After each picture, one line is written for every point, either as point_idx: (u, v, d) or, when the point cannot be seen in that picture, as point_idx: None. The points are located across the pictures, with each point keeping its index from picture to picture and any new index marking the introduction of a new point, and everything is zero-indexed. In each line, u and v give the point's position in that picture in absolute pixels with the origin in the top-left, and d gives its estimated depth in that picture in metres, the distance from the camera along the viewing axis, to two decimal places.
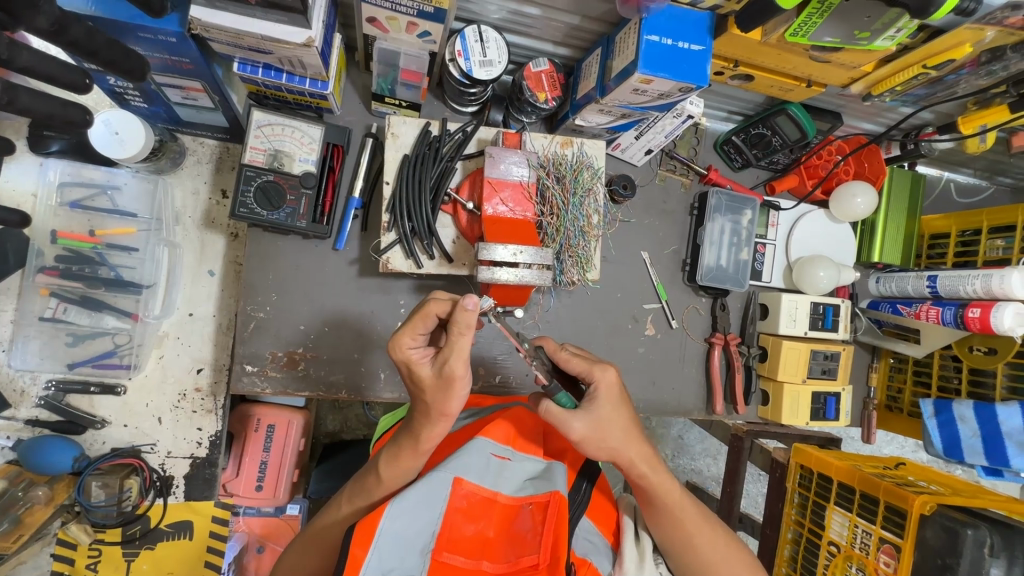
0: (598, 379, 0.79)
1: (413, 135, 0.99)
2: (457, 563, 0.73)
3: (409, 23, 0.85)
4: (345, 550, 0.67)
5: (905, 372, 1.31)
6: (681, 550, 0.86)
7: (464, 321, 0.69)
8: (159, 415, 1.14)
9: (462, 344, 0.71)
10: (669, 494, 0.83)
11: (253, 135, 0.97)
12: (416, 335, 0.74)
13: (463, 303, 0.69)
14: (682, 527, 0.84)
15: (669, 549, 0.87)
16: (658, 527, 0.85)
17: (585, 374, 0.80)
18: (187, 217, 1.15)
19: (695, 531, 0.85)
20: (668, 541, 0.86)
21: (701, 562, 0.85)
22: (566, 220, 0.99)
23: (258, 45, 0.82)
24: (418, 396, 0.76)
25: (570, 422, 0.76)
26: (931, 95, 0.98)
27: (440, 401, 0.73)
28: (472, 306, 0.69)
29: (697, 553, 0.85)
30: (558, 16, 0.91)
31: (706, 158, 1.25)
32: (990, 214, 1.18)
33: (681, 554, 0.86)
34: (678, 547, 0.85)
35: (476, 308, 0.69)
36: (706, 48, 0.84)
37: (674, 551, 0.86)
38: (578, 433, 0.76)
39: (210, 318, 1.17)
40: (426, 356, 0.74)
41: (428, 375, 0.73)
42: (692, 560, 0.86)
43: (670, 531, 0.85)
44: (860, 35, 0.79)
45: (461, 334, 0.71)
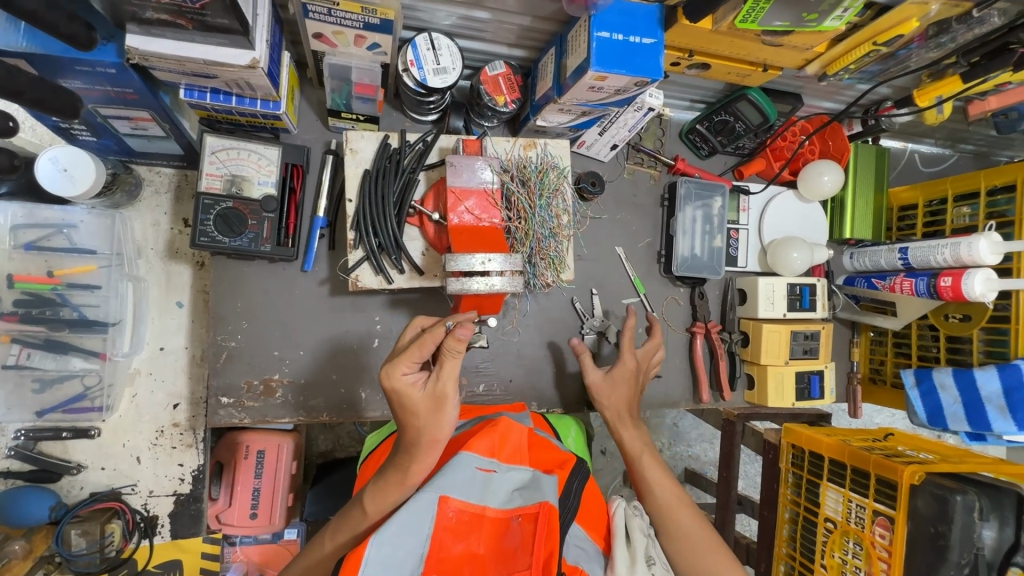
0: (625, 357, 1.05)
1: (372, 149, 0.97)
2: None
3: (357, 37, 0.84)
4: None
5: (885, 345, 1.32)
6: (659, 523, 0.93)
7: (454, 347, 0.72)
8: (138, 455, 1.13)
9: (453, 367, 0.74)
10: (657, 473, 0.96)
11: (208, 161, 0.94)
12: (413, 362, 0.74)
13: (457, 332, 0.71)
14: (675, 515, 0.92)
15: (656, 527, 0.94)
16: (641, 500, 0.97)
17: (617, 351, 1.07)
18: (149, 250, 1.13)
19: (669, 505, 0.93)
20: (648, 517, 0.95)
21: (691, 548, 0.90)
22: (534, 223, 0.97)
23: (200, 69, 0.80)
24: (408, 424, 0.76)
25: (591, 371, 1.05)
26: (884, 72, 0.98)
27: (432, 426, 0.75)
28: (464, 335, 0.71)
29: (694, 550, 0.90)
30: (510, 18, 0.90)
31: (673, 149, 1.25)
32: (954, 183, 1.19)
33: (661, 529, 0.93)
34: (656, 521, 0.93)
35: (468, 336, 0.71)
36: (658, 41, 0.82)
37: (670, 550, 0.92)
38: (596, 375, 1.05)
39: (182, 351, 1.15)
40: (421, 381, 0.75)
41: (419, 399, 0.74)
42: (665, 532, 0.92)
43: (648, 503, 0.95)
44: (809, 16, 0.79)
45: (452, 357, 0.73)
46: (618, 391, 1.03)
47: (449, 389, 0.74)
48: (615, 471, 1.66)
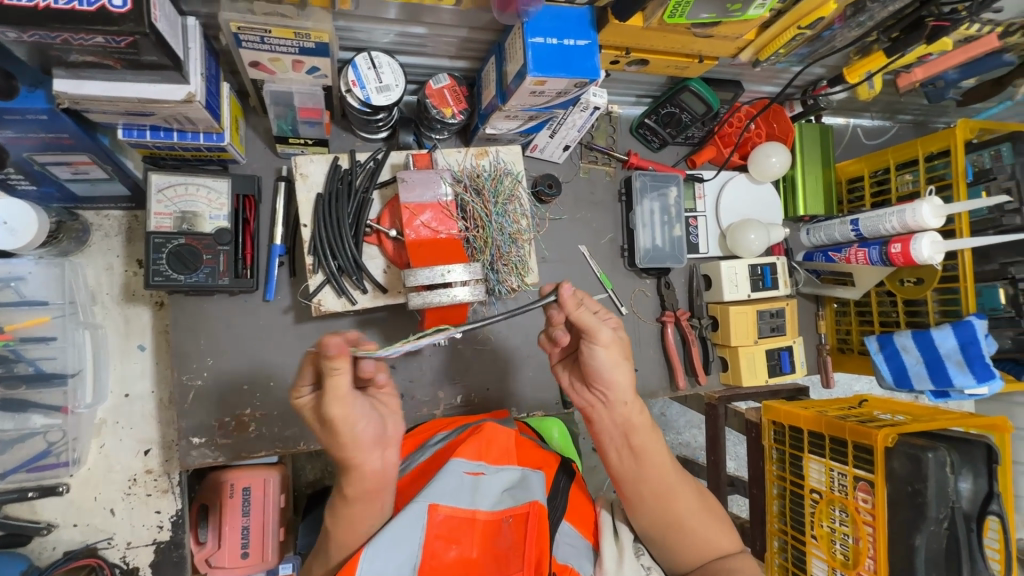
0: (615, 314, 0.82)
1: (322, 172, 0.96)
2: None
3: (295, 62, 0.84)
4: None
5: (849, 314, 1.36)
6: (657, 496, 0.82)
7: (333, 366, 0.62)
8: (112, 506, 1.10)
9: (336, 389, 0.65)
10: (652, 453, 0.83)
11: (155, 201, 0.93)
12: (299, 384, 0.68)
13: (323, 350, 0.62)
14: (671, 489, 0.83)
15: (649, 506, 0.83)
16: (635, 481, 0.83)
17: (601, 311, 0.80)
18: (104, 295, 1.10)
19: (668, 477, 0.83)
20: (648, 495, 0.82)
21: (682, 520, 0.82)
22: (492, 230, 0.97)
23: (136, 108, 0.79)
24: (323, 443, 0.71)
25: (600, 329, 0.75)
26: (813, 53, 1.02)
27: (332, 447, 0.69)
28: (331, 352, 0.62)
29: (694, 527, 0.83)
30: (447, 31, 0.91)
31: (624, 144, 1.28)
32: (894, 153, 1.24)
33: (658, 505, 0.82)
34: (657, 500, 0.82)
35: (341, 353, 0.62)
36: (592, 42, 0.84)
37: (666, 538, 0.83)
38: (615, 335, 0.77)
39: (148, 395, 1.12)
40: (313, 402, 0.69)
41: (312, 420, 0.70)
42: (664, 507, 0.82)
43: (644, 479, 0.82)
44: (733, 7, 0.82)
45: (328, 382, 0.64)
46: (620, 359, 0.78)
47: (335, 418, 0.69)
48: None
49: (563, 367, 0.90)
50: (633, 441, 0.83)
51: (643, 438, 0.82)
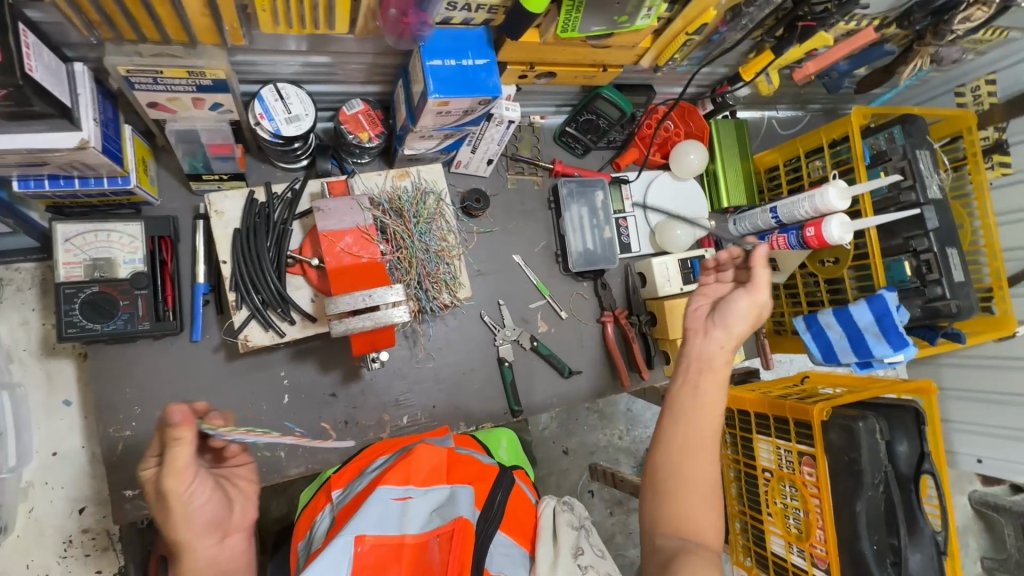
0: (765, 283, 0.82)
1: (239, 207, 0.95)
2: None
3: (195, 100, 0.83)
4: None
5: (780, 297, 1.43)
6: (676, 452, 0.76)
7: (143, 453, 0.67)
8: (47, 572, 1.04)
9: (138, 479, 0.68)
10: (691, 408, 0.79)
11: (63, 250, 0.90)
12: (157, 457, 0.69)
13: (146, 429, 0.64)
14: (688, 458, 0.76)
15: (664, 454, 0.77)
16: (674, 422, 0.78)
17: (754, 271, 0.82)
18: (22, 351, 1.05)
19: (697, 448, 0.76)
20: (671, 444, 0.77)
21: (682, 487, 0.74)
22: (416, 250, 0.99)
23: (27, 159, 0.77)
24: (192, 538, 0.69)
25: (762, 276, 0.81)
26: (710, 55, 1.08)
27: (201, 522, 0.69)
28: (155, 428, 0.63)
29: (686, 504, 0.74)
30: (352, 58, 0.92)
31: (549, 152, 1.31)
32: (802, 141, 1.31)
33: (671, 455, 0.76)
34: (676, 451, 0.76)
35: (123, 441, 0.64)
36: (491, 61, 0.87)
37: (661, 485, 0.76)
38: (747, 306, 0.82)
39: (79, 451, 1.07)
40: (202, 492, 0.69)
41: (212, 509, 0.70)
42: (671, 460, 0.76)
43: (680, 426, 0.78)
44: (620, 19, 0.85)
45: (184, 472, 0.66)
46: (753, 316, 0.82)
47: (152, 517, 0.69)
48: (580, 467, 1.67)
49: (701, 294, 0.88)
50: (702, 379, 0.80)
51: (710, 384, 0.79)
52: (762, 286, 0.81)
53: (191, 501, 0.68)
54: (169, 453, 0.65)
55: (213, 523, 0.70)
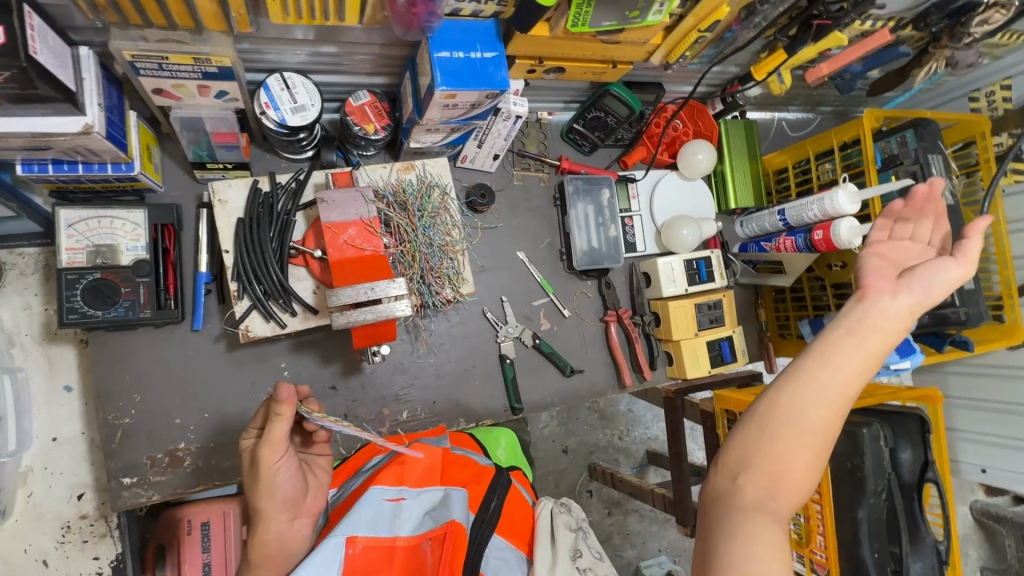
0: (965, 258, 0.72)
1: (242, 196, 0.94)
2: None
3: (200, 87, 0.83)
4: None
5: (786, 300, 1.42)
6: (791, 421, 0.64)
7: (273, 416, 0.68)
8: (44, 557, 1.05)
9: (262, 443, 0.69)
10: (826, 373, 0.66)
11: (65, 236, 0.90)
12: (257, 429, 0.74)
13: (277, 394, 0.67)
14: (804, 428, 0.63)
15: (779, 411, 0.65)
16: (800, 388, 0.65)
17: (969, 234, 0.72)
18: (23, 336, 1.05)
19: (817, 420, 0.64)
20: (794, 405, 0.64)
21: (785, 449, 0.63)
22: (418, 244, 0.98)
23: (29, 143, 0.76)
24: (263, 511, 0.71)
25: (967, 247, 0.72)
26: (722, 53, 1.07)
27: (263, 499, 0.70)
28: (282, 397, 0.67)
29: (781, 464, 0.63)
30: (359, 49, 0.91)
31: (556, 149, 1.29)
32: (812, 143, 1.30)
33: (786, 414, 0.64)
34: (795, 414, 0.64)
35: (287, 398, 0.67)
36: (500, 54, 0.85)
37: (766, 429, 0.64)
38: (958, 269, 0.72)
39: (78, 438, 1.07)
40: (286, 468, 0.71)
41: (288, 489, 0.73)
42: (786, 419, 0.64)
43: (811, 392, 0.64)
44: (631, 14, 0.84)
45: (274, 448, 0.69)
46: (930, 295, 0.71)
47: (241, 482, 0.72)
48: (580, 466, 1.66)
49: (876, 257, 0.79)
50: (849, 345, 0.67)
51: (859, 356, 0.66)
52: (971, 257, 0.72)
53: (275, 477, 0.70)
54: (267, 427, 0.69)
55: (291, 501, 0.72)
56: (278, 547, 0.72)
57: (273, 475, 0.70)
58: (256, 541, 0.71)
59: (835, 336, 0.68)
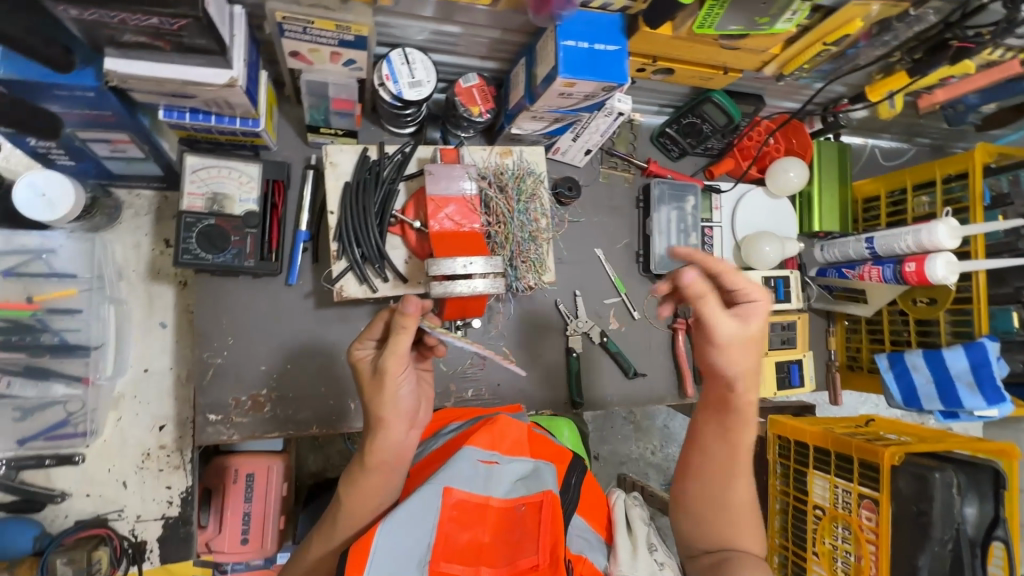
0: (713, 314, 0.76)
1: (351, 162, 0.99)
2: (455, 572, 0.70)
3: (333, 54, 0.87)
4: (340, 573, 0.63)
5: (860, 332, 1.37)
6: (720, 494, 0.85)
7: (402, 323, 0.70)
8: (124, 479, 1.12)
9: (393, 345, 0.71)
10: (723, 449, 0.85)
11: (188, 181, 0.96)
12: (367, 340, 0.77)
13: (403, 306, 0.69)
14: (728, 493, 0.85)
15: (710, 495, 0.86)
16: (712, 468, 0.86)
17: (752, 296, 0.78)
18: (130, 271, 1.12)
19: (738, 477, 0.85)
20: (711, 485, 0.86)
21: (729, 518, 0.85)
22: (513, 227, 1.01)
23: (179, 90, 0.82)
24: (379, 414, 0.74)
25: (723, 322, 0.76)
26: (836, 70, 1.05)
27: (376, 404, 0.74)
28: (410, 310, 0.69)
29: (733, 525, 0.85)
30: (480, 31, 0.94)
31: (645, 152, 1.29)
32: (911, 174, 1.25)
33: (712, 492, 0.86)
34: (718, 487, 0.85)
35: (415, 311, 0.69)
36: (622, 48, 0.87)
37: (706, 506, 0.86)
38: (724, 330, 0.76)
39: (167, 372, 1.14)
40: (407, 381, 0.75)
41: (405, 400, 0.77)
42: (716, 493, 0.85)
43: (721, 463, 0.85)
44: (760, 20, 0.84)
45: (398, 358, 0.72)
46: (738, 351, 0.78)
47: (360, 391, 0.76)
48: (607, 476, 1.64)
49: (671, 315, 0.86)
50: (731, 422, 0.84)
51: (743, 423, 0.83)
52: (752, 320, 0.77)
53: (397, 389, 0.74)
54: (392, 338, 0.72)
55: (410, 412, 0.76)
56: (396, 452, 0.77)
57: (397, 389, 0.73)
58: (375, 448, 0.75)
59: (709, 414, 0.85)
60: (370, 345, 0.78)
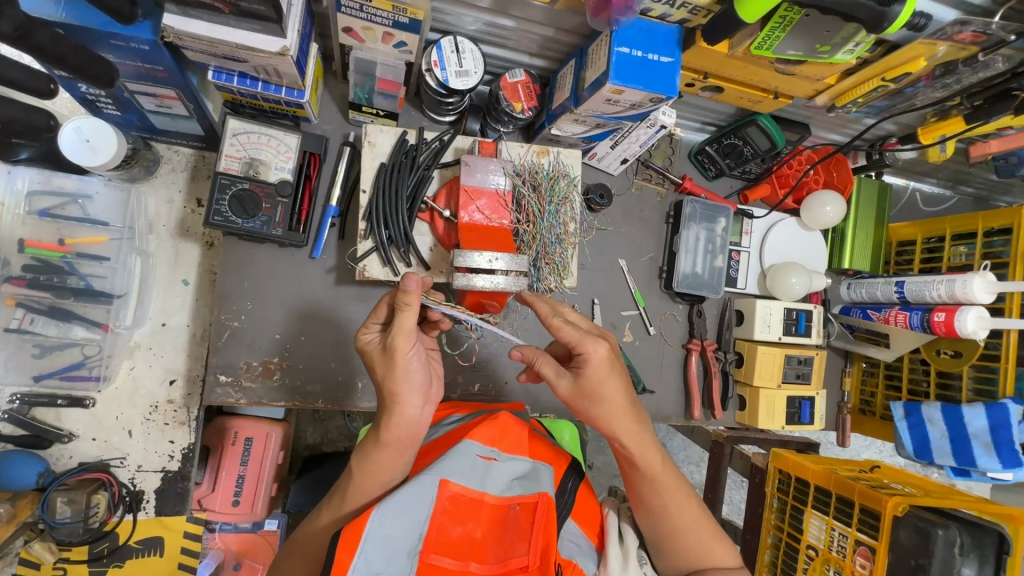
0: (589, 351, 0.76)
1: (389, 144, 0.99)
2: (445, 565, 0.69)
3: (385, 34, 0.87)
4: (331, 554, 0.64)
5: (877, 376, 1.34)
6: (665, 530, 0.86)
7: (405, 300, 0.69)
8: (130, 429, 1.13)
9: (405, 321, 0.71)
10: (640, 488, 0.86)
11: (228, 144, 0.96)
12: (372, 323, 0.77)
13: (405, 284, 0.69)
14: (675, 519, 0.85)
15: (659, 535, 0.87)
16: (643, 509, 0.87)
17: (576, 345, 0.77)
18: (161, 225, 1.14)
19: (668, 505, 0.85)
20: (649, 522, 0.87)
21: (690, 546, 0.86)
22: (542, 228, 0.99)
23: (231, 53, 0.82)
24: (390, 390, 0.73)
25: (557, 381, 0.79)
26: (891, 107, 1.02)
27: (388, 380, 0.73)
28: (413, 285, 0.69)
29: (693, 545, 0.86)
30: (533, 28, 0.93)
31: (681, 168, 1.28)
32: (952, 222, 1.21)
33: (657, 528, 0.87)
34: (660, 521, 0.86)
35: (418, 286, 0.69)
36: (675, 61, 0.86)
37: (666, 544, 0.87)
38: (565, 391, 0.80)
39: (183, 328, 1.16)
40: (417, 358, 0.74)
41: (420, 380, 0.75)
42: (665, 527, 0.86)
43: (647, 498, 0.86)
44: (821, 48, 0.82)
45: (404, 338, 0.72)
46: (597, 400, 0.78)
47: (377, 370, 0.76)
48: (599, 487, 1.62)
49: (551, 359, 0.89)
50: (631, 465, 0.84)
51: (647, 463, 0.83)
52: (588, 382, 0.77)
53: (409, 364, 0.73)
54: (397, 317, 0.72)
55: (423, 387, 0.75)
56: (409, 428, 0.76)
57: (409, 367, 0.73)
58: (390, 424, 0.74)
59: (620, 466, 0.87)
60: (376, 329, 0.78)
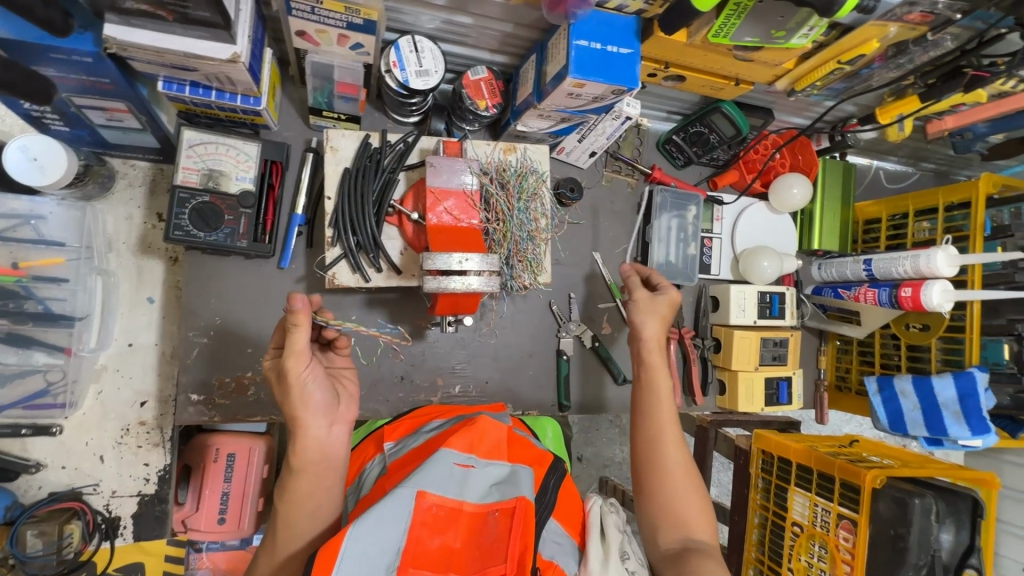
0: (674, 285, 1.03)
1: (353, 148, 0.97)
2: None
3: (340, 36, 0.85)
4: None
5: (851, 353, 1.37)
6: (657, 468, 0.88)
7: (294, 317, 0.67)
8: (102, 453, 1.11)
9: (298, 340, 0.68)
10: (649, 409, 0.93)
11: (185, 156, 0.94)
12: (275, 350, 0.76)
13: (291, 301, 0.67)
14: (666, 454, 0.89)
15: (646, 468, 0.89)
16: (643, 436, 0.91)
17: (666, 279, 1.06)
18: (121, 243, 1.11)
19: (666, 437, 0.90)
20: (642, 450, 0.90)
21: (673, 493, 0.87)
22: (512, 226, 0.99)
23: (179, 62, 0.80)
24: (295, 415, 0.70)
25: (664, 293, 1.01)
26: (849, 89, 1.04)
27: (287, 404, 0.71)
28: (299, 302, 0.67)
29: (676, 491, 0.87)
30: (492, 24, 0.92)
31: (650, 157, 1.28)
32: (915, 199, 1.24)
33: (647, 460, 0.89)
34: (652, 452, 0.89)
35: (304, 303, 0.67)
36: (635, 51, 0.86)
37: (649, 482, 0.88)
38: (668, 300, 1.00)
39: (151, 348, 1.13)
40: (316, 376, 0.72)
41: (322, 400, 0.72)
42: (655, 460, 0.89)
43: (649, 425, 0.91)
44: (777, 34, 0.82)
45: (300, 360, 0.70)
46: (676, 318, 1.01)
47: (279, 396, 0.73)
48: (588, 479, 1.63)
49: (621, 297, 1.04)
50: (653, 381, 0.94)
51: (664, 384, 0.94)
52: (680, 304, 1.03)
53: (305, 384, 0.70)
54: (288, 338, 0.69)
55: (327, 404, 0.72)
56: (320, 450, 0.72)
57: (304, 386, 0.70)
58: (299, 449, 0.71)
59: (640, 380, 0.96)
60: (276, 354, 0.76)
